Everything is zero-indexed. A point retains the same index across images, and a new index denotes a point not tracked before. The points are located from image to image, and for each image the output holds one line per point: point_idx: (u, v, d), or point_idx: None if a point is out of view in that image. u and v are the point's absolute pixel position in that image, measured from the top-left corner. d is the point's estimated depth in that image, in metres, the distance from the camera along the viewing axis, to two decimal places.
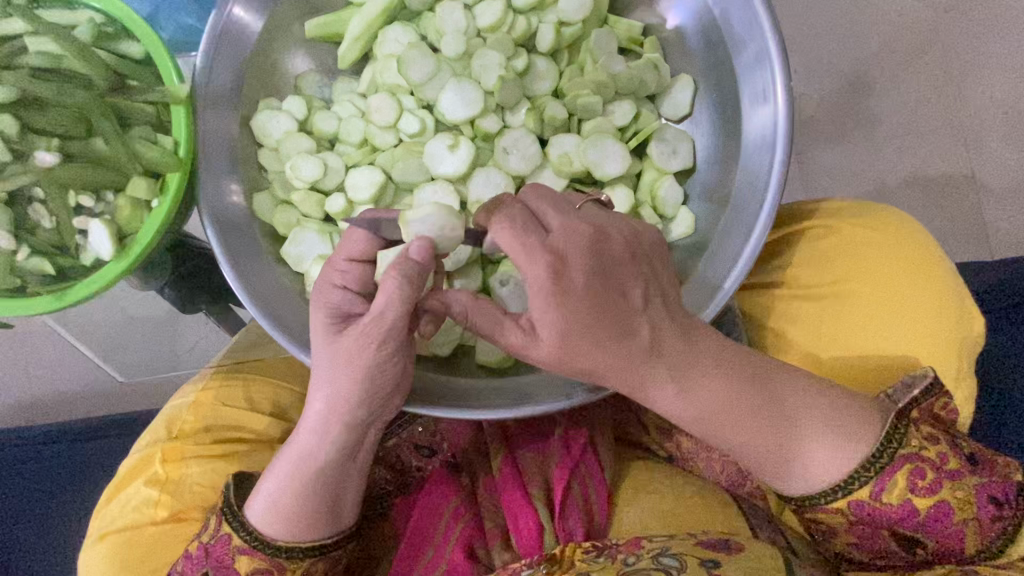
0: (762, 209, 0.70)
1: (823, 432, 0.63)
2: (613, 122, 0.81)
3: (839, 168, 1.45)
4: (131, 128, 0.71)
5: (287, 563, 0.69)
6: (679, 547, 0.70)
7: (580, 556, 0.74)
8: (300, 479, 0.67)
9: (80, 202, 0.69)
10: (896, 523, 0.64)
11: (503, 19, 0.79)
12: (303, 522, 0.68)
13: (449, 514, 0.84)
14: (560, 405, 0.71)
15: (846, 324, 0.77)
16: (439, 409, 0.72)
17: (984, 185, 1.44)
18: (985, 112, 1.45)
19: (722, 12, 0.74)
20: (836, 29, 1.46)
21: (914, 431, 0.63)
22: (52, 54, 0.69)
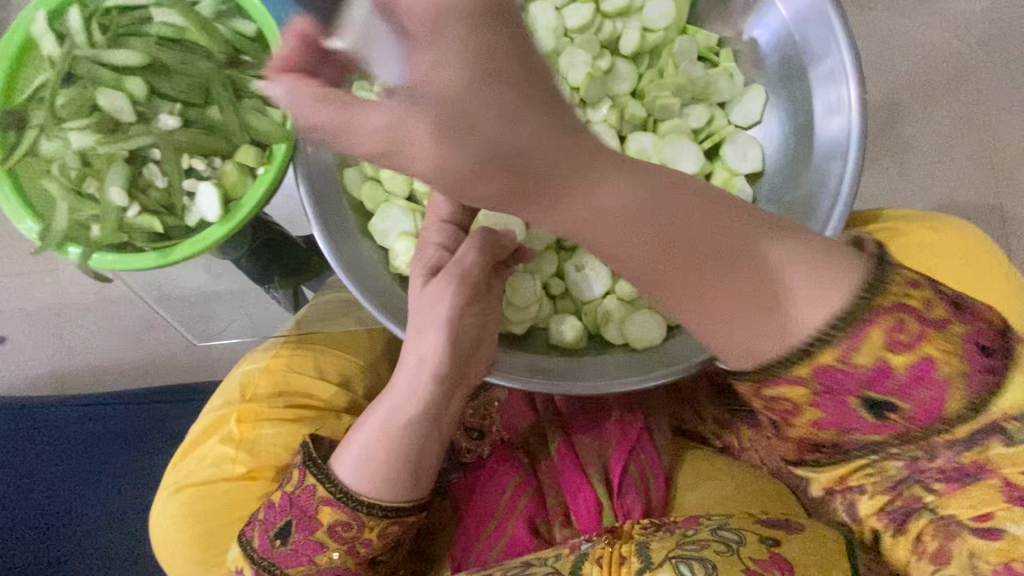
0: (834, 214, 0.74)
1: None
2: (688, 125, 0.86)
3: (871, 191, 1.49)
4: (242, 99, 0.75)
5: (365, 518, 0.71)
6: (739, 523, 0.69)
7: (638, 531, 0.73)
8: (389, 436, 0.71)
9: (191, 165, 0.73)
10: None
11: (591, 21, 0.84)
12: (387, 476, 0.71)
13: (511, 488, 0.87)
14: (634, 382, 0.73)
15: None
16: (514, 377, 0.74)
17: (1010, 216, 1.49)
18: (1015, 145, 1.50)
19: (800, 28, 0.79)
20: (875, 58, 1.52)
21: None
22: (176, 26, 0.73)
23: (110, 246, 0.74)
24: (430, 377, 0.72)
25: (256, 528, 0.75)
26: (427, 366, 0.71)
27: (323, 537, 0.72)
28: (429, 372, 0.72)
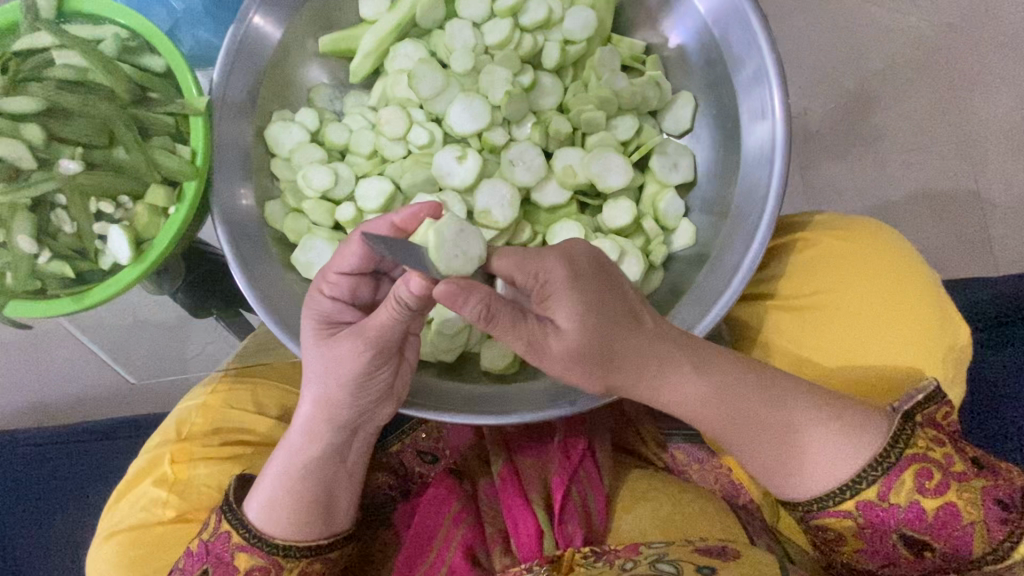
0: (759, 227, 0.72)
1: (836, 438, 0.64)
2: (616, 137, 0.83)
3: (844, 183, 1.47)
4: (150, 138, 0.74)
5: (284, 560, 0.71)
6: (676, 553, 0.72)
7: (580, 562, 0.76)
8: (291, 477, 0.70)
9: (99, 208, 0.72)
10: (905, 526, 0.65)
11: (510, 36, 0.82)
12: (297, 520, 0.70)
13: (450, 520, 0.85)
14: (559, 410, 0.73)
15: (838, 335, 0.78)
16: (429, 413, 0.73)
17: (990, 200, 1.46)
18: (991, 128, 1.47)
19: (723, 34, 0.77)
20: (839, 46, 1.49)
21: (921, 432, 0.66)
22: (77, 67, 0.71)
23: (20, 295, 0.72)
24: (330, 421, 0.69)
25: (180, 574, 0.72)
26: (322, 417, 0.68)
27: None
28: (331, 419, 0.69)
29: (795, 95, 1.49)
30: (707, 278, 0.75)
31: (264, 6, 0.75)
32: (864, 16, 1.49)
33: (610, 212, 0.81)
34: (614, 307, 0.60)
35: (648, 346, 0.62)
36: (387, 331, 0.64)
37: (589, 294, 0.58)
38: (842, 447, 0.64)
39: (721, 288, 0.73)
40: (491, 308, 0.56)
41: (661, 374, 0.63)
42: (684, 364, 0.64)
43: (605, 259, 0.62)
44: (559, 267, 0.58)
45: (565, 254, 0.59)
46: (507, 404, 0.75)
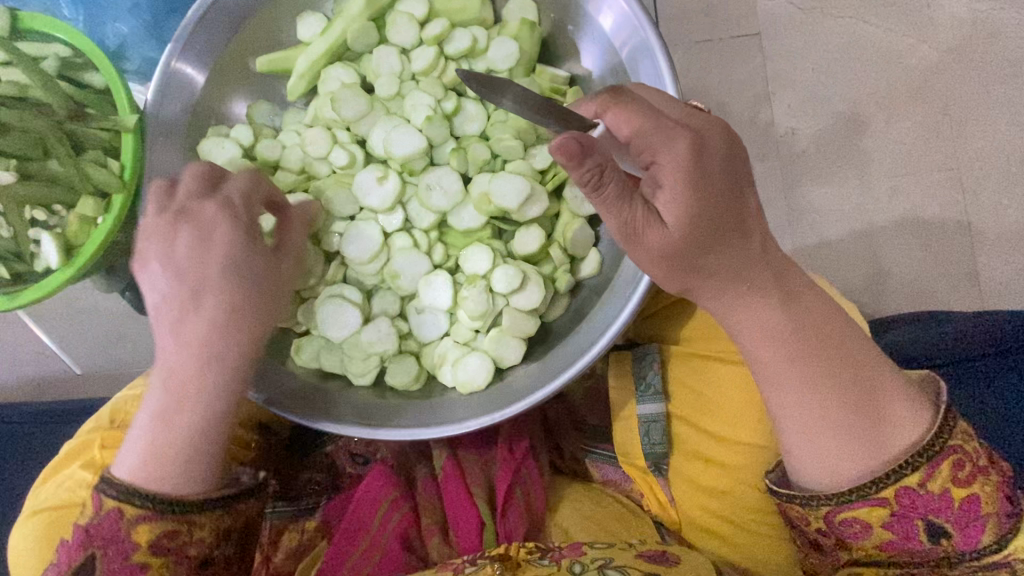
0: (642, 276, 0.73)
1: (906, 409, 0.67)
2: (533, 165, 0.85)
3: (826, 206, 1.45)
4: (84, 152, 0.79)
5: (150, 559, 0.64)
6: (623, 560, 0.76)
7: (525, 557, 0.79)
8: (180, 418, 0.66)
9: (33, 215, 0.78)
10: (932, 514, 0.66)
11: (433, 64, 0.85)
12: (162, 477, 0.65)
13: (390, 506, 0.91)
14: (469, 425, 0.74)
15: (726, 403, 0.83)
16: (340, 425, 0.75)
17: (979, 232, 1.43)
18: (983, 157, 1.44)
19: (632, 61, 0.78)
20: (831, 66, 1.47)
21: (960, 425, 0.67)
22: (20, 84, 0.77)
23: None
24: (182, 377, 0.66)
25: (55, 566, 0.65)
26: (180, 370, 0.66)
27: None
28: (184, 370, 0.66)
29: (782, 115, 1.47)
30: (603, 309, 0.77)
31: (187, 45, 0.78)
32: (855, 38, 1.47)
33: (520, 238, 0.84)
34: (725, 214, 0.66)
35: (758, 263, 0.69)
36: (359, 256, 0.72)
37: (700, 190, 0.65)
38: (911, 419, 0.67)
39: (614, 316, 0.75)
40: (604, 175, 0.62)
41: (747, 289, 0.70)
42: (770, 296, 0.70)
43: (738, 168, 0.68)
44: (686, 161, 0.64)
45: (699, 141, 0.65)
46: (395, 418, 0.77)
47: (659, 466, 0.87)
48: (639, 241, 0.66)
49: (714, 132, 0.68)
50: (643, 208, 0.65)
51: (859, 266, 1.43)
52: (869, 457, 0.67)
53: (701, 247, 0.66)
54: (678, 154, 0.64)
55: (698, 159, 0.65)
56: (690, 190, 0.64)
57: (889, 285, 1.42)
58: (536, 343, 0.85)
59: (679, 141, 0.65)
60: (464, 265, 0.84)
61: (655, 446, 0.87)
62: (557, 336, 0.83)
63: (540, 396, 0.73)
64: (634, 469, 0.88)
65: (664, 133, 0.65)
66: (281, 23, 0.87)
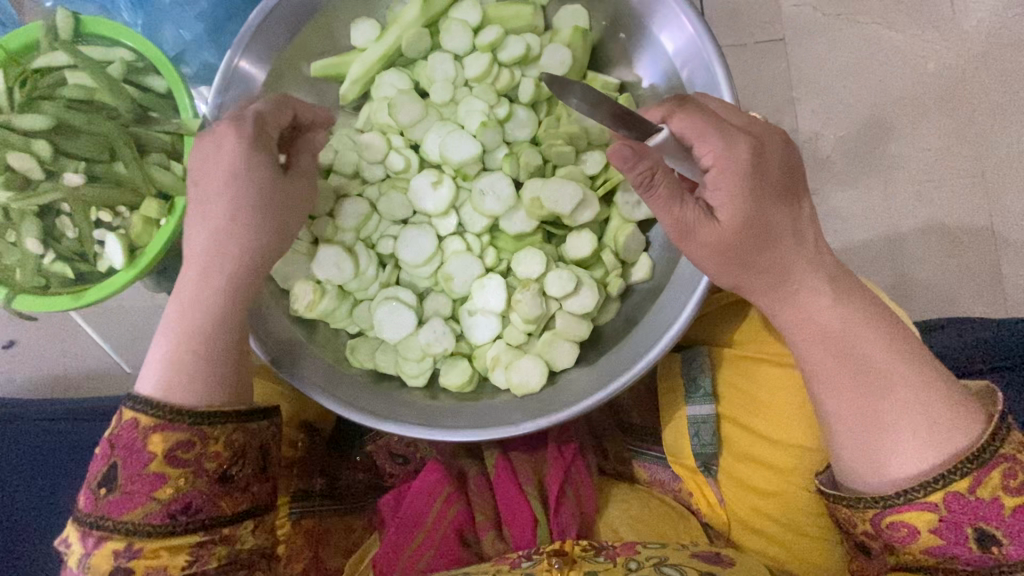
0: (699, 283, 0.75)
1: (946, 421, 0.65)
2: (584, 170, 0.86)
3: (851, 211, 1.46)
4: (148, 154, 0.80)
5: (167, 471, 0.63)
6: (676, 558, 0.78)
7: (580, 553, 0.81)
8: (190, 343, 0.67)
9: (99, 217, 0.79)
10: (981, 521, 0.63)
11: (488, 70, 0.86)
12: (193, 389, 0.66)
13: (443, 502, 0.94)
14: (527, 426, 0.75)
15: (775, 406, 0.84)
16: (401, 427, 0.76)
17: (1005, 238, 1.43)
18: (1009, 163, 1.44)
19: (688, 74, 0.79)
20: (857, 71, 1.48)
21: (1013, 432, 0.64)
22: (87, 88, 0.79)
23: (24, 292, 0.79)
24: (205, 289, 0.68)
25: (82, 499, 0.63)
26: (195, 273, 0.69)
27: (101, 556, 0.61)
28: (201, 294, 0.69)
29: (808, 119, 1.48)
30: (660, 313, 0.78)
31: (248, 47, 0.81)
32: (882, 43, 1.48)
33: (572, 243, 0.85)
34: (778, 216, 0.68)
35: (807, 261, 0.70)
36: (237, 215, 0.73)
37: (756, 189, 0.66)
38: (952, 431, 0.64)
39: (673, 320, 0.76)
40: (654, 177, 0.64)
41: (799, 287, 0.71)
42: (825, 294, 0.70)
43: (792, 173, 0.69)
44: (745, 162, 0.66)
45: (758, 145, 0.67)
46: (452, 419, 0.79)
47: (709, 466, 0.89)
48: (693, 237, 0.68)
49: (773, 139, 0.69)
50: (694, 204, 0.67)
51: (885, 271, 1.44)
52: (903, 463, 0.65)
53: (758, 249, 0.68)
54: (738, 156, 0.66)
55: (757, 162, 0.66)
56: (744, 191, 0.66)
57: (916, 289, 1.43)
58: (587, 347, 0.86)
59: (740, 142, 0.66)
60: (516, 269, 0.86)
61: (706, 446, 0.88)
62: (608, 341, 0.84)
63: (596, 399, 0.74)
64: (682, 469, 0.90)
65: (725, 136, 0.66)
66: (336, 29, 0.88)
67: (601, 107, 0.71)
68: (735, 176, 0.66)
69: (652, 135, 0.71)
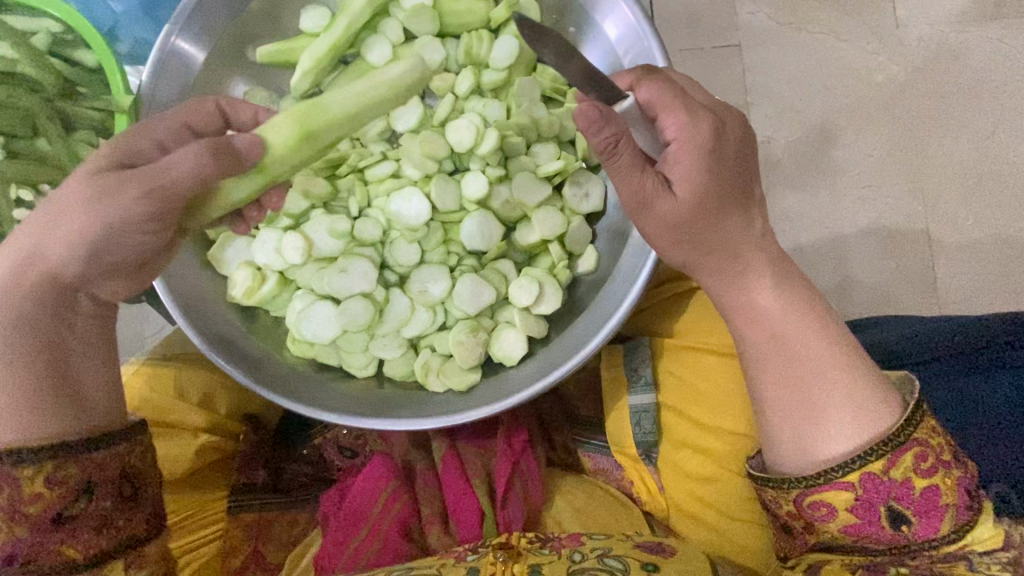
0: (643, 269, 0.77)
1: (871, 402, 0.68)
2: (537, 163, 0.87)
3: (798, 214, 1.52)
4: (75, 131, 0.77)
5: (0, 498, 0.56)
6: (619, 550, 0.80)
7: (526, 546, 0.83)
8: (130, 238, 0.62)
9: (19, 195, 0.75)
10: (893, 500, 0.66)
11: (440, 65, 0.88)
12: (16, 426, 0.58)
13: (388, 496, 0.93)
14: (477, 412, 0.75)
15: (713, 388, 0.87)
16: (342, 416, 0.75)
17: (938, 241, 1.51)
18: (943, 171, 1.52)
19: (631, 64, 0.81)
20: (808, 79, 1.53)
21: (926, 417, 0.67)
22: (7, 58, 0.74)
23: None
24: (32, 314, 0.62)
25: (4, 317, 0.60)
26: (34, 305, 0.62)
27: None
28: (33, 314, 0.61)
29: (759, 124, 1.53)
30: (609, 293, 0.80)
31: (186, 27, 0.78)
32: (831, 53, 1.54)
33: (523, 231, 0.86)
34: (730, 196, 0.70)
35: (755, 246, 0.73)
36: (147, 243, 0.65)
37: (716, 165, 0.68)
38: (874, 411, 0.67)
39: (612, 313, 0.77)
40: (618, 143, 0.64)
41: (746, 269, 0.72)
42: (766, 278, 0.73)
43: (746, 156, 0.72)
44: (708, 136, 0.68)
45: (718, 125, 0.69)
46: (395, 408, 0.78)
47: (649, 454, 0.90)
48: (651, 210, 0.69)
49: (731, 121, 0.72)
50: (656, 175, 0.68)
51: (829, 270, 1.50)
52: (829, 441, 0.68)
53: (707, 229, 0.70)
54: (702, 130, 0.68)
55: (716, 139, 0.69)
56: (705, 166, 0.68)
57: (858, 290, 1.50)
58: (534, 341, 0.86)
59: (703, 120, 0.69)
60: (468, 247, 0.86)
61: (647, 435, 0.90)
62: (552, 330, 0.84)
63: (537, 389, 0.76)
64: (624, 457, 0.92)
65: (689, 109, 0.69)
66: (281, 12, 0.86)
67: (570, 67, 0.68)
68: (694, 150, 0.68)
69: (618, 101, 0.71)
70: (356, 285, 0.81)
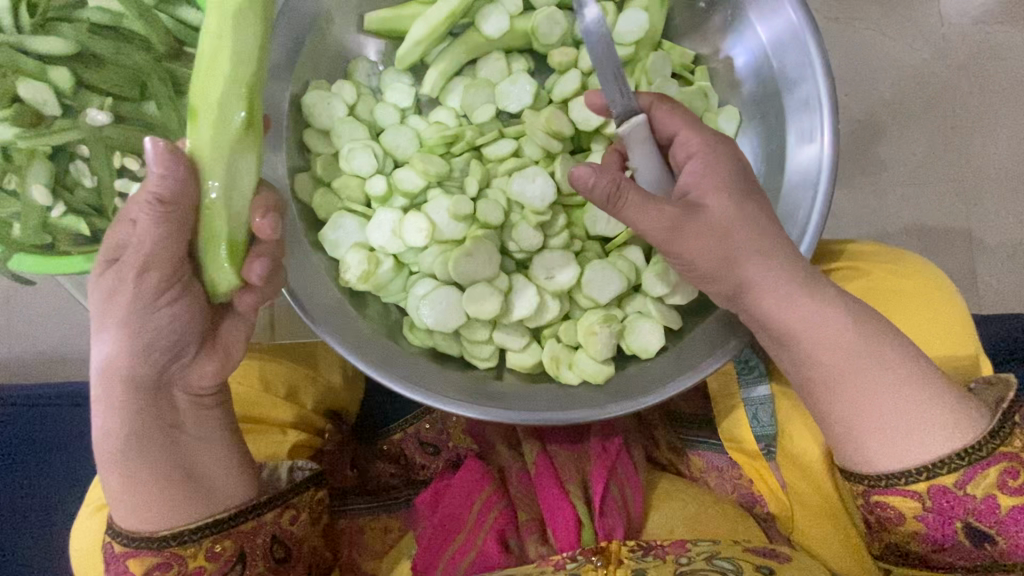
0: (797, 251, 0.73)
1: (942, 420, 0.62)
2: None
3: (843, 212, 1.45)
4: (184, 95, 0.71)
5: (183, 551, 0.64)
6: (728, 552, 0.72)
7: (627, 554, 0.75)
8: (162, 310, 0.62)
9: (124, 164, 0.69)
10: (971, 516, 0.63)
11: (563, 37, 0.82)
12: (158, 501, 0.64)
13: (484, 502, 0.85)
14: (610, 410, 0.70)
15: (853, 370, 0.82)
16: (466, 407, 0.69)
17: (979, 240, 1.44)
18: (988, 170, 1.45)
19: (778, 50, 0.77)
20: (854, 73, 1.45)
21: (1021, 432, 0.62)
22: (112, 12, 0.67)
23: (28, 249, 0.68)
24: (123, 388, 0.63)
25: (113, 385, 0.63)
26: (120, 369, 0.63)
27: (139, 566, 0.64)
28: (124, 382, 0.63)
29: None
30: None
31: None
32: (877, 49, 1.45)
33: None
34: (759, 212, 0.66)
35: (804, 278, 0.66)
36: (164, 249, 0.58)
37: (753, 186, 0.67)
38: (947, 429, 0.62)
39: None
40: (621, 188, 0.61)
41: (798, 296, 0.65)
42: None
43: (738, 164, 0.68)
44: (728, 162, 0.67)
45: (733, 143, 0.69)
46: (526, 402, 0.72)
47: (770, 449, 0.86)
48: (695, 213, 0.63)
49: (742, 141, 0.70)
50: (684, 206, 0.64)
51: None
52: (899, 460, 0.63)
53: (757, 257, 0.64)
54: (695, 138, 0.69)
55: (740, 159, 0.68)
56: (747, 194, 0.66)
57: None
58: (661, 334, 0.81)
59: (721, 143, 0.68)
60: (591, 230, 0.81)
61: (766, 427, 0.86)
62: (684, 322, 0.80)
63: (673, 389, 0.71)
64: (739, 452, 0.89)
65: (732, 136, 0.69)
66: None
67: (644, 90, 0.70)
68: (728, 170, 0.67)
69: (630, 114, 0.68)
70: (480, 269, 0.76)
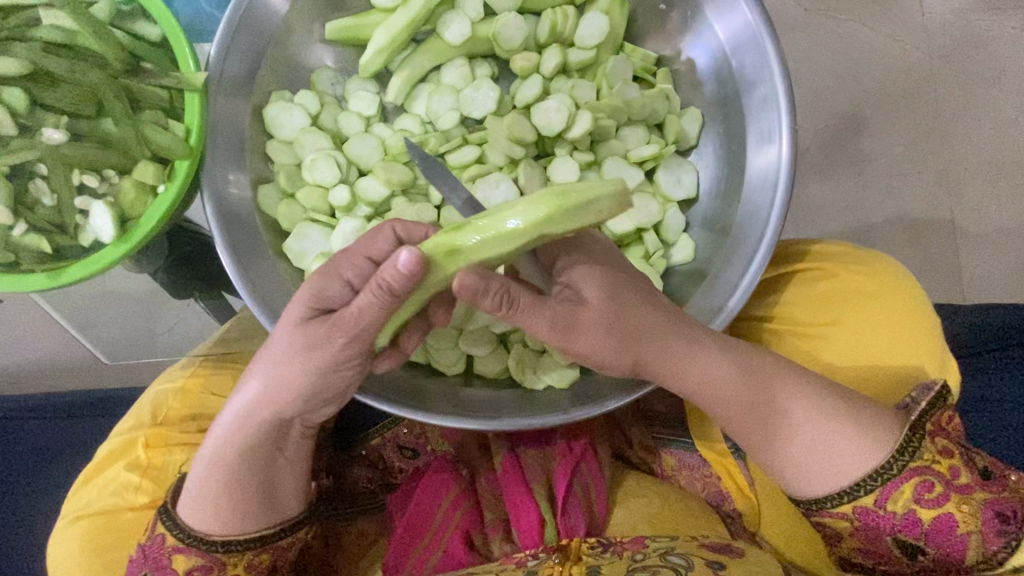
0: (759, 249, 0.73)
1: (863, 431, 0.66)
2: (626, 147, 0.84)
3: (827, 204, 1.44)
4: (141, 111, 0.71)
5: (226, 557, 0.69)
6: (683, 548, 0.74)
7: (587, 551, 0.77)
8: (339, 373, 0.64)
9: (83, 181, 0.70)
10: (901, 531, 0.65)
11: (523, 41, 0.82)
12: (236, 514, 0.68)
13: (450, 503, 0.87)
14: (560, 415, 0.71)
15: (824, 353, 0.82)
16: (432, 417, 0.70)
17: (962, 229, 1.44)
18: (970, 160, 1.45)
19: (736, 50, 0.77)
20: (833, 65, 1.44)
21: (929, 443, 0.65)
22: (67, 30, 0.68)
23: None
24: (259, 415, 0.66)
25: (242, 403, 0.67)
26: (264, 400, 0.66)
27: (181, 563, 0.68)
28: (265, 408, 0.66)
29: None
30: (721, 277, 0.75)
31: None
32: (858, 40, 1.45)
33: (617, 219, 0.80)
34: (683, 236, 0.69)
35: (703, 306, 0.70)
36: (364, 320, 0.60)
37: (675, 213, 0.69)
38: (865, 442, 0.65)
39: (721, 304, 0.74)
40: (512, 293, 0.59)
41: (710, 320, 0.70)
42: None
43: None
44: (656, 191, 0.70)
45: None
46: (488, 409, 0.74)
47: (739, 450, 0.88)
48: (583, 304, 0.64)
49: None
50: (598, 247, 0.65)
51: None
52: (831, 478, 0.66)
53: None
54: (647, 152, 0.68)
55: None
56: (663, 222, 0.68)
57: None
58: None
59: None
60: None
61: None
62: None
63: (631, 395, 0.72)
64: (709, 451, 0.90)
65: None
66: None
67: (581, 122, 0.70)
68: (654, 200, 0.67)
69: None
70: None
